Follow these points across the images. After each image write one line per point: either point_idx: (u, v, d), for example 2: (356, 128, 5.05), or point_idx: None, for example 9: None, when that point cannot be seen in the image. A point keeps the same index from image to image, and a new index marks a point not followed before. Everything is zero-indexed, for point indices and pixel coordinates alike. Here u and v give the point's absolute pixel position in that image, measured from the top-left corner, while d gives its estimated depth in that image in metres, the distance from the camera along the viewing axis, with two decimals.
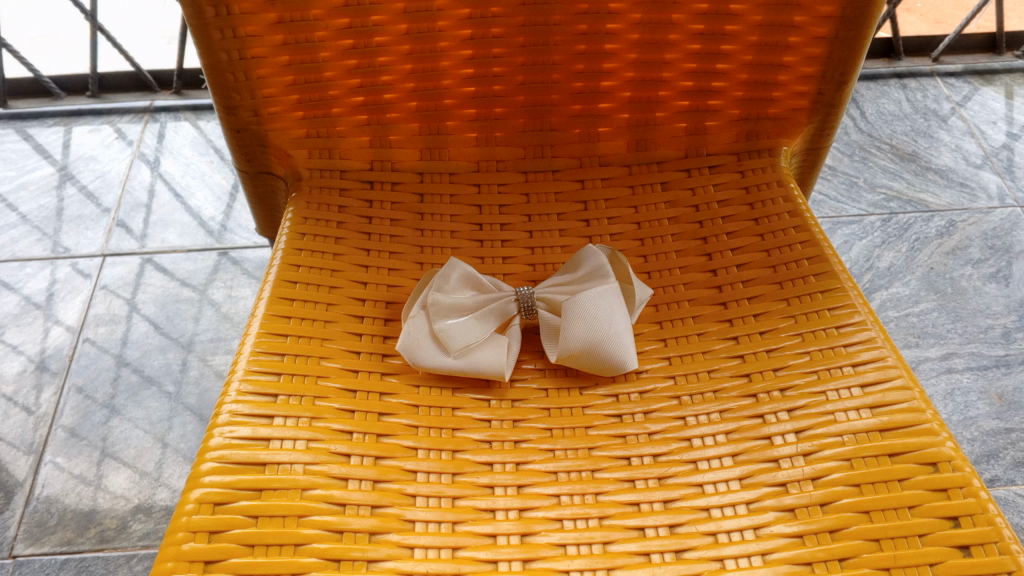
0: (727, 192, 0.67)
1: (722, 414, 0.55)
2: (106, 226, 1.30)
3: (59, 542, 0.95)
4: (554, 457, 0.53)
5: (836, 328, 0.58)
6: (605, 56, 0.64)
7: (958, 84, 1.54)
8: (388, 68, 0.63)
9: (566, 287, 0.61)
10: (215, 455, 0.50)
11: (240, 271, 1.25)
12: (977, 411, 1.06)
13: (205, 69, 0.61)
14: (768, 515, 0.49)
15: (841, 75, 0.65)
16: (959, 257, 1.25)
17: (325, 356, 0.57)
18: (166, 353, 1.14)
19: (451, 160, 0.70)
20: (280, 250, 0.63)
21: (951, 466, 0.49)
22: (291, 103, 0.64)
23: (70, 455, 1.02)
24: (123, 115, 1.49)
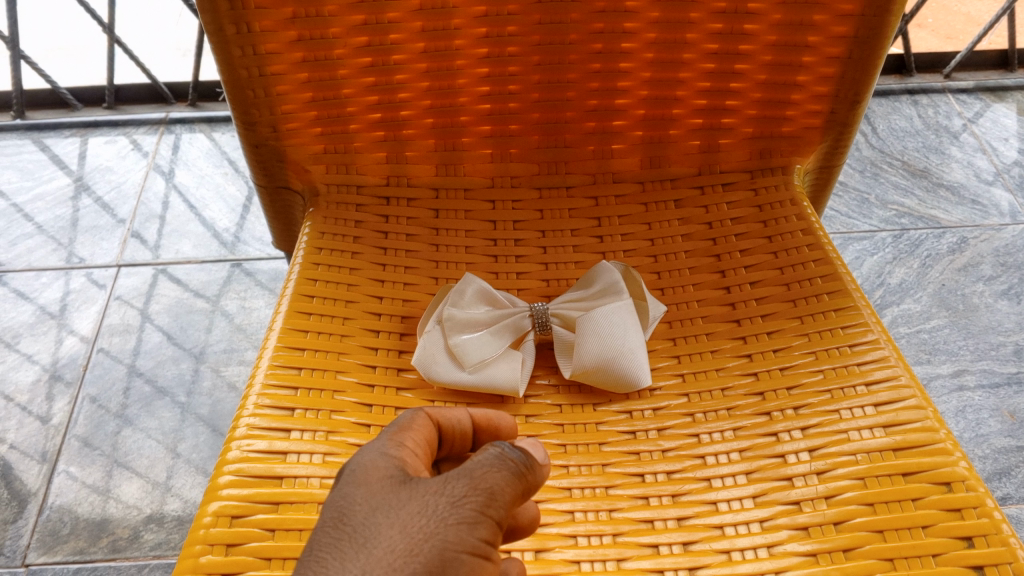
0: (741, 209, 0.68)
1: (736, 431, 0.55)
2: (121, 237, 1.31)
3: (72, 551, 0.95)
4: (568, 473, 0.53)
5: (850, 346, 0.58)
6: (620, 74, 0.65)
7: (970, 101, 1.54)
8: (406, 85, 0.64)
9: (580, 303, 0.61)
10: (232, 468, 0.51)
11: (253, 282, 1.26)
12: (989, 429, 1.05)
13: (226, 85, 0.62)
14: (781, 533, 0.49)
15: (854, 95, 0.65)
16: (971, 274, 1.25)
17: (341, 370, 0.57)
18: (180, 363, 1.15)
19: (466, 176, 0.70)
20: (298, 263, 0.63)
21: (965, 486, 0.49)
22: (310, 120, 0.65)
23: (84, 464, 1.03)
24: (139, 127, 1.50)
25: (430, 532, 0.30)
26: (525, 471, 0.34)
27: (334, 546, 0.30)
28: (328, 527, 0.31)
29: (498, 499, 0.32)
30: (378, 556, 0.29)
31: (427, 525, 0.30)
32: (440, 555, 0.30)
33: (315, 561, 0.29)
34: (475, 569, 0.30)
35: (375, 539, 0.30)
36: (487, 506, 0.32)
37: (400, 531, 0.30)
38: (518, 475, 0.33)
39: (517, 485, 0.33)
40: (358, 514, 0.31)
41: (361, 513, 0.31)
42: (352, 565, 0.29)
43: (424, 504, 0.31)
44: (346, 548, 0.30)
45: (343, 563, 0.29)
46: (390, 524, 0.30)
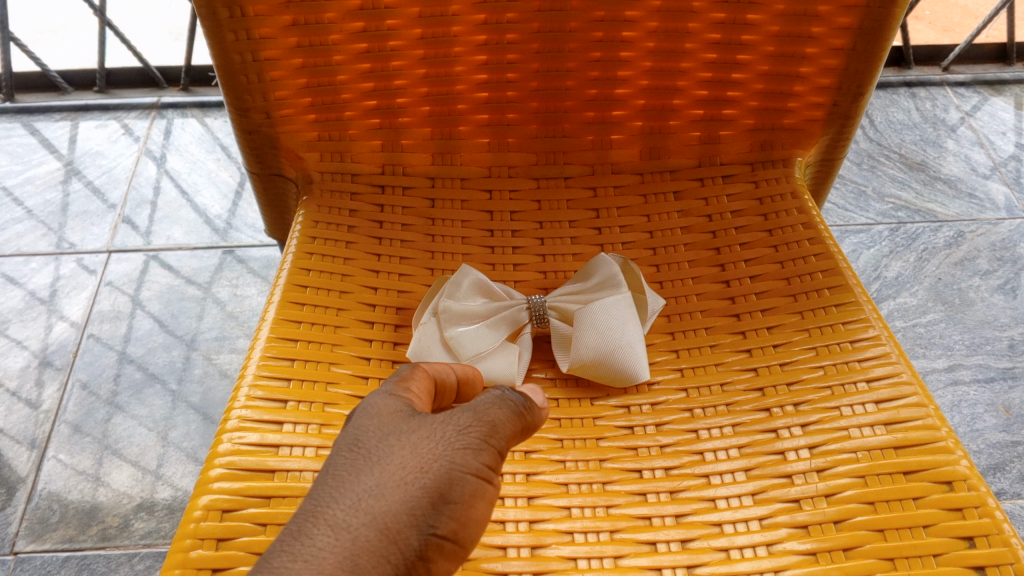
0: (741, 202, 0.67)
1: (735, 427, 0.54)
2: (111, 222, 1.30)
3: (61, 539, 0.94)
4: (564, 469, 0.53)
5: (850, 342, 0.57)
6: (620, 64, 0.64)
7: (967, 94, 1.53)
8: (402, 72, 0.63)
9: (578, 296, 0.60)
10: (224, 461, 0.50)
11: (246, 269, 1.25)
12: (984, 424, 1.05)
13: (218, 70, 0.60)
14: (781, 531, 0.49)
15: (857, 87, 0.65)
16: (967, 269, 1.24)
17: (335, 362, 0.56)
18: (171, 351, 1.14)
19: (463, 165, 0.69)
20: (291, 252, 0.62)
21: (966, 485, 0.49)
22: (304, 106, 0.64)
23: (73, 452, 1.02)
24: (131, 111, 1.48)
25: (439, 452, 0.31)
26: (513, 419, 0.36)
27: (347, 464, 0.31)
28: (340, 451, 0.32)
29: (496, 435, 0.34)
30: (390, 471, 0.30)
31: (435, 447, 0.31)
32: (450, 472, 0.31)
33: (330, 475, 0.30)
34: (480, 491, 0.31)
35: (387, 456, 0.31)
36: (487, 440, 0.33)
37: (411, 450, 0.31)
38: (513, 416, 0.36)
39: (510, 426, 0.35)
40: (369, 438, 0.32)
41: (372, 438, 0.32)
42: (365, 478, 0.30)
43: (431, 432, 0.32)
44: (359, 464, 0.30)
45: (357, 476, 0.30)
46: (400, 445, 0.31)
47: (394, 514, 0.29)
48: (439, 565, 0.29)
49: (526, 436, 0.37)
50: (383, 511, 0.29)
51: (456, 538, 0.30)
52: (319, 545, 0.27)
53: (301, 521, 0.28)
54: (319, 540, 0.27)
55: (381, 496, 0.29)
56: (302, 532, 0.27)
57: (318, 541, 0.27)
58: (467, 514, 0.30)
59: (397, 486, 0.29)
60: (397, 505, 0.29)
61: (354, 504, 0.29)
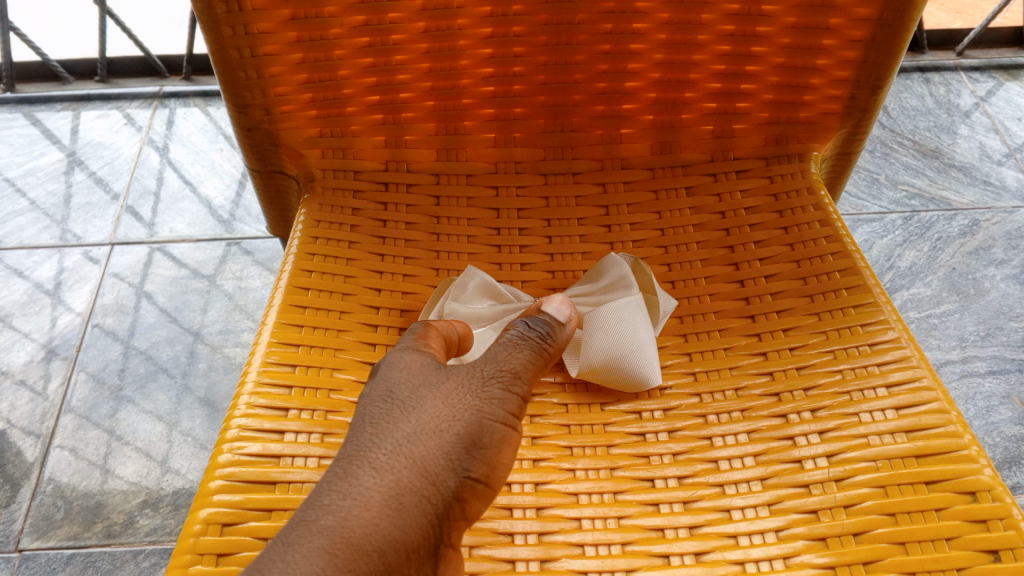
0: (755, 197, 0.65)
1: (750, 434, 0.53)
2: (114, 214, 1.28)
3: (66, 537, 0.93)
4: (575, 478, 0.51)
5: (869, 345, 0.55)
6: (630, 56, 0.62)
7: (982, 79, 1.50)
8: (405, 67, 0.61)
9: (589, 299, 0.58)
10: (224, 472, 0.48)
11: (251, 260, 1.23)
12: (1000, 417, 1.04)
13: (216, 65, 0.59)
14: (797, 543, 0.47)
15: (876, 79, 0.62)
16: (982, 258, 1.22)
17: (338, 367, 0.55)
18: (174, 345, 1.12)
19: (468, 161, 0.67)
20: (292, 253, 0.61)
21: (991, 496, 0.47)
22: (305, 102, 0.62)
23: (77, 446, 1.01)
24: (132, 101, 1.47)
25: (467, 403, 0.36)
26: (529, 360, 0.40)
27: (384, 414, 0.35)
28: (375, 403, 0.36)
29: (517, 383, 0.39)
30: (424, 420, 0.35)
31: (464, 398, 0.36)
32: (477, 421, 0.35)
33: (370, 425, 0.35)
34: (506, 437, 0.36)
35: (421, 406, 0.35)
36: (509, 389, 0.38)
37: (441, 401, 0.36)
38: (534, 359, 0.41)
39: (530, 371, 0.40)
40: (402, 392, 0.36)
41: (404, 392, 0.37)
42: (402, 426, 0.35)
43: (460, 384, 0.37)
44: (395, 414, 0.35)
45: (394, 424, 0.35)
46: (432, 396, 0.36)
47: (432, 458, 0.34)
48: (473, 503, 0.35)
49: (546, 369, 0.42)
50: (421, 456, 0.33)
51: (487, 479, 0.35)
52: (366, 485, 0.32)
53: (348, 466, 0.33)
54: (366, 480, 0.32)
55: (419, 443, 0.34)
56: (350, 474, 0.32)
57: (365, 481, 0.32)
58: (499, 459, 0.36)
59: (433, 433, 0.34)
60: (433, 450, 0.34)
61: (394, 450, 0.33)
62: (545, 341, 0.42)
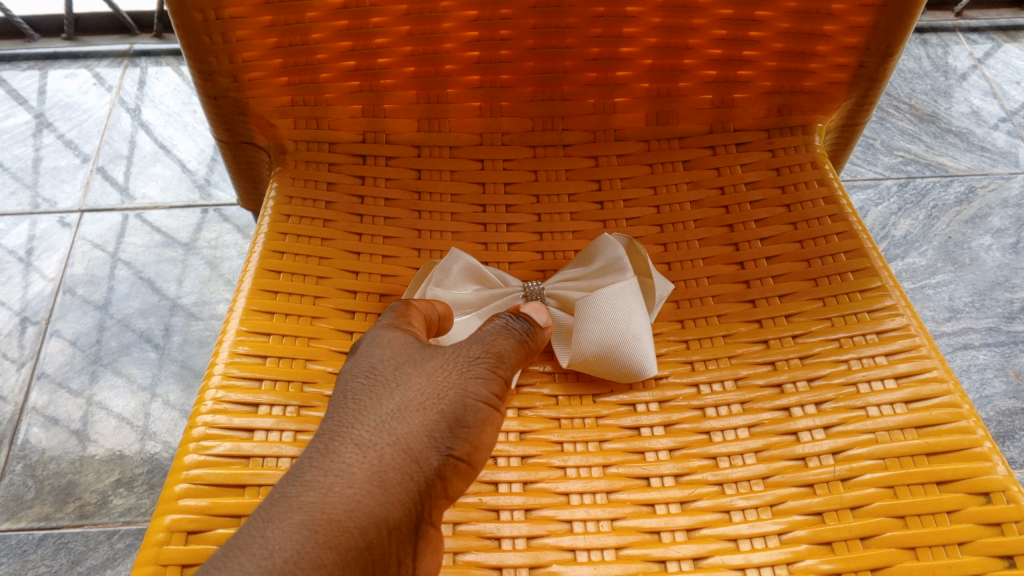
0: (757, 172, 0.61)
1: (751, 429, 0.50)
2: (84, 178, 1.23)
3: (37, 517, 0.90)
4: (565, 476, 0.48)
5: (876, 332, 0.52)
6: (626, 20, 0.58)
7: (980, 40, 1.46)
8: (383, 30, 0.57)
9: (580, 285, 0.55)
10: (189, 475, 0.45)
11: (228, 227, 1.18)
12: (994, 390, 1.01)
13: (177, 29, 0.54)
14: (800, 547, 0.44)
15: (887, 47, 0.58)
16: (979, 227, 1.19)
17: (312, 358, 0.51)
18: (147, 318, 1.07)
19: (452, 132, 0.63)
20: (263, 232, 0.57)
21: (1005, 497, 0.44)
22: (275, 68, 0.58)
23: (48, 424, 0.97)
24: (101, 60, 1.40)
25: (452, 379, 0.32)
26: (515, 346, 0.37)
27: (367, 391, 0.32)
28: (358, 380, 0.33)
29: (504, 363, 0.35)
30: (408, 397, 0.31)
31: (449, 375, 0.33)
32: (463, 398, 0.32)
33: (352, 400, 0.32)
34: (491, 416, 0.33)
35: (404, 383, 0.32)
36: (496, 369, 0.34)
37: (426, 378, 0.32)
38: (520, 344, 0.38)
39: (516, 354, 0.37)
40: (386, 368, 0.33)
41: (388, 368, 0.33)
42: (386, 402, 0.31)
43: (445, 361, 0.33)
44: (378, 390, 0.32)
45: (378, 400, 0.31)
46: (416, 373, 0.33)
47: (415, 435, 0.30)
48: (454, 483, 0.31)
49: (529, 360, 0.39)
50: (404, 433, 0.30)
51: (470, 459, 0.31)
52: (347, 462, 0.29)
53: (329, 442, 0.30)
54: (347, 457, 0.29)
55: (403, 419, 0.31)
56: (330, 451, 0.29)
57: (346, 458, 0.29)
58: (482, 439, 0.32)
59: (416, 409, 0.31)
60: (417, 427, 0.30)
61: (377, 426, 0.30)
62: (527, 336, 0.39)
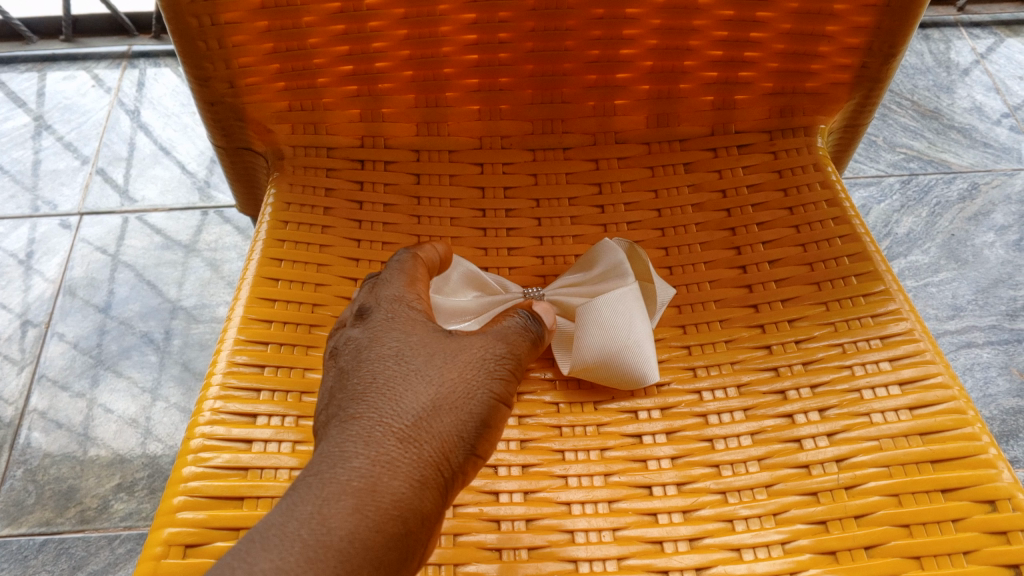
0: (758, 174, 0.60)
1: (754, 436, 0.49)
2: (83, 181, 1.23)
3: (37, 523, 0.90)
4: (567, 485, 0.48)
5: (880, 338, 0.52)
6: (626, 22, 0.57)
7: (982, 35, 1.45)
8: (380, 34, 0.56)
9: (581, 292, 0.55)
10: (188, 487, 0.45)
11: (228, 229, 1.18)
12: (997, 389, 1.01)
13: (173, 35, 0.54)
14: (803, 557, 0.44)
15: (889, 48, 0.58)
16: (982, 224, 1.18)
17: (311, 367, 0.51)
18: (147, 321, 1.07)
19: (451, 135, 0.62)
20: (261, 239, 0.56)
21: (1011, 505, 0.44)
22: (272, 73, 0.57)
23: (48, 429, 0.97)
24: (100, 61, 1.40)
25: (480, 381, 0.36)
26: (527, 340, 0.40)
27: (403, 378, 0.34)
28: (389, 361, 0.35)
29: (518, 363, 0.39)
30: (442, 394, 0.34)
31: (477, 375, 0.36)
32: (486, 400, 0.35)
33: (388, 387, 0.34)
34: (502, 416, 0.36)
35: (439, 377, 0.35)
36: (512, 369, 0.38)
37: (458, 376, 0.35)
38: (531, 340, 0.41)
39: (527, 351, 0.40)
40: (419, 357, 0.36)
41: (420, 356, 0.36)
42: (422, 396, 0.34)
43: (472, 357, 0.36)
44: (414, 380, 0.34)
45: (414, 392, 0.34)
46: (448, 367, 0.35)
47: (448, 435, 0.33)
48: (467, 475, 0.35)
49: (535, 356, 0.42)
50: (439, 432, 0.33)
51: (482, 455, 0.35)
52: (392, 454, 0.32)
53: (373, 429, 0.32)
54: (392, 450, 0.32)
55: (438, 417, 0.34)
56: (375, 439, 0.32)
57: (390, 449, 0.32)
58: (492, 437, 0.36)
59: (449, 410, 0.34)
60: (450, 427, 0.34)
61: (416, 421, 0.33)
62: (539, 337, 0.42)
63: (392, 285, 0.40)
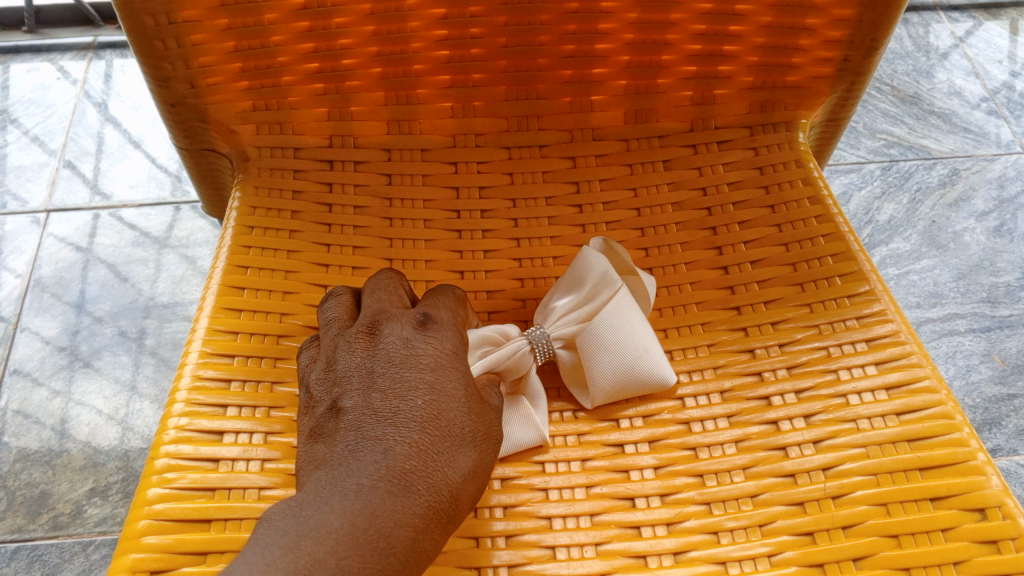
0: (739, 171, 0.59)
1: (738, 445, 0.48)
2: (50, 177, 1.19)
3: (9, 529, 0.88)
4: (548, 499, 0.46)
5: (866, 340, 0.51)
6: (601, 16, 0.55)
7: (961, 18, 1.44)
8: (346, 31, 0.54)
9: (579, 316, 0.51)
10: (152, 510, 0.43)
11: (201, 223, 1.15)
12: (980, 376, 1.01)
13: (129, 34, 0.51)
14: (789, 569, 0.43)
15: (872, 40, 0.56)
16: (963, 210, 1.17)
17: (279, 380, 0.49)
18: (119, 320, 1.04)
19: (422, 133, 0.60)
20: (225, 246, 0.54)
21: (1001, 513, 0.43)
22: (234, 72, 0.55)
23: (18, 433, 0.94)
24: (65, 52, 1.36)
25: (494, 460, 0.40)
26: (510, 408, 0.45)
27: (453, 443, 0.38)
28: (445, 415, 0.38)
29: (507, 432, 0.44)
30: (473, 469, 0.38)
31: (493, 453, 0.40)
32: (490, 476, 0.40)
33: (442, 448, 0.37)
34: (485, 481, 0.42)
35: (474, 451, 0.39)
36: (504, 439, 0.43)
37: (485, 453, 0.39)
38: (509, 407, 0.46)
39: None
40: (467, 422, 0.39)
41: (467, 419, 0.39)
42: (462, 467, 0.38)
43: (495, 432, 0.41)
44: (459, 448, 0.38)
45: (457, 462, 0.38)
46: (481, 441, 0.39)
47: (463, 507, 0.38)
48: None
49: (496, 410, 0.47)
50: (461, 505, 0.38)
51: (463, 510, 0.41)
52: (431, 521, 0.36)
53: (425, 491, 0.36)
54: (432, 516, 0.36)
55: (465, 491, 0.38)
56: (426, 503, 0.36)
57: (432, 515, 0.36)
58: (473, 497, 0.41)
59: (473, 487, 0.38)
60: (466, 501, 0.38)
61: (454, 492, 0.37)
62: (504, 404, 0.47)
63: (444, 316, 0.43)
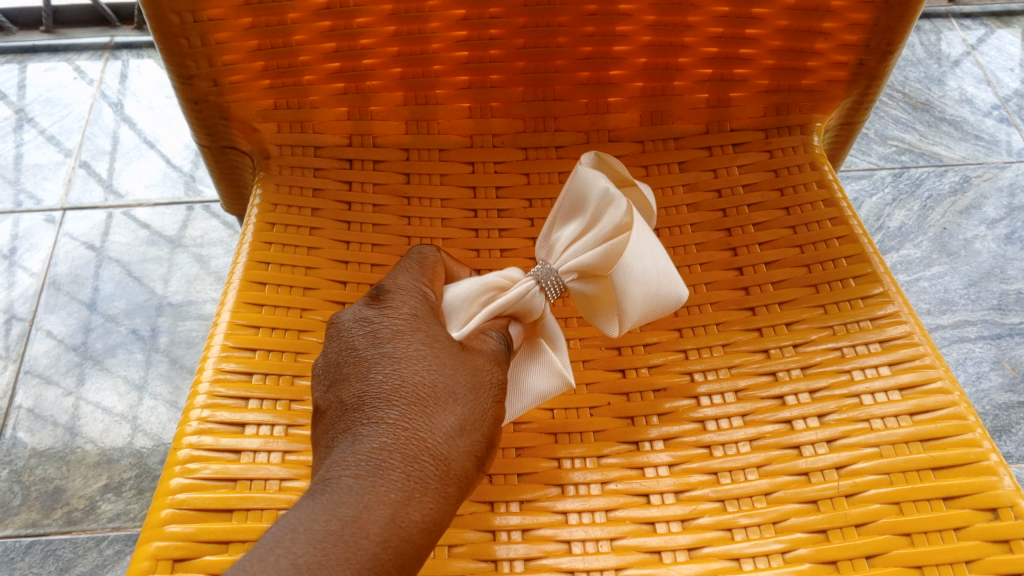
0: (754, 173, 0.59)
1: (753, 443, 0.48)
2: (66, 175, 1.20)
3: (24, 524, 0.88)
4: (564, 494, 0.47)
5: (879, 341, 0.51)
6: (619, 19, 0.56)
7: (973, 26, 1.44)
8: (367, 31, 0.55)
9: (587, 243, 0.49)
10: (175, 500, 0.43)
11: (215, 223, 1.16)
12: (990, 383, 1.01)
13: (154, 32, 0.52)
14: (803, 566, 0.43)
15: (887, 44, 0.57)
16: (973, 217, 1.18)
17: (299, 373, 0.50)
18: (133, 318, 1.05)
19: (440, 134, 0.61)
20: (247, 241, 0.55)
21: (1013, 513, 0.43)
22: (257, 71, 0.56)
23: (33, 429, 0.95)
24: (81, 53, 1.37)
25: (488, 416, 0.39)
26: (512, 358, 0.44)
27: (425, 408, 0.37)
28: (410, 384, 0.37)
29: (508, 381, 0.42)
30: (458, 428, 0.37)
31: (485, 407, 0.39)
32: (491, 434, 0.39)
33: (411, 416, 0.36)
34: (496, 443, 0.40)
35: (455, 410, 0.38)
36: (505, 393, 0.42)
37: (470, 409, 0.38)
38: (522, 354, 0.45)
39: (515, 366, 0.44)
40: (438, 385, 0.38)
41: (438, 381, 0.38)
42: (442, 429, 0.37)
43: (480, 387, 0.39)
44: (435, 411, 0.37)
45: (434, 426, 0.36)
46: (461, 399, 0.38)
47: (461, 469, 0.37)
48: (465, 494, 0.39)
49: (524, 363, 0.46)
50: (455, 467, 0.36)
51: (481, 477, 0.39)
52: (417, 487, 0.35)
53: (399, 462, 0.35)
54: (416, 483, 0.35)
55: (454, 451, 0.37)
56: (403, 473, 0.35)
57: (415, 483, 0.35)
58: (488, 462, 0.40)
59: (465, 445, 0.37)
60: (462, 461, 0.37)
61: (438, 455, 0.36)
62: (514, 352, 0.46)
63: (404, 284, 0.43)
